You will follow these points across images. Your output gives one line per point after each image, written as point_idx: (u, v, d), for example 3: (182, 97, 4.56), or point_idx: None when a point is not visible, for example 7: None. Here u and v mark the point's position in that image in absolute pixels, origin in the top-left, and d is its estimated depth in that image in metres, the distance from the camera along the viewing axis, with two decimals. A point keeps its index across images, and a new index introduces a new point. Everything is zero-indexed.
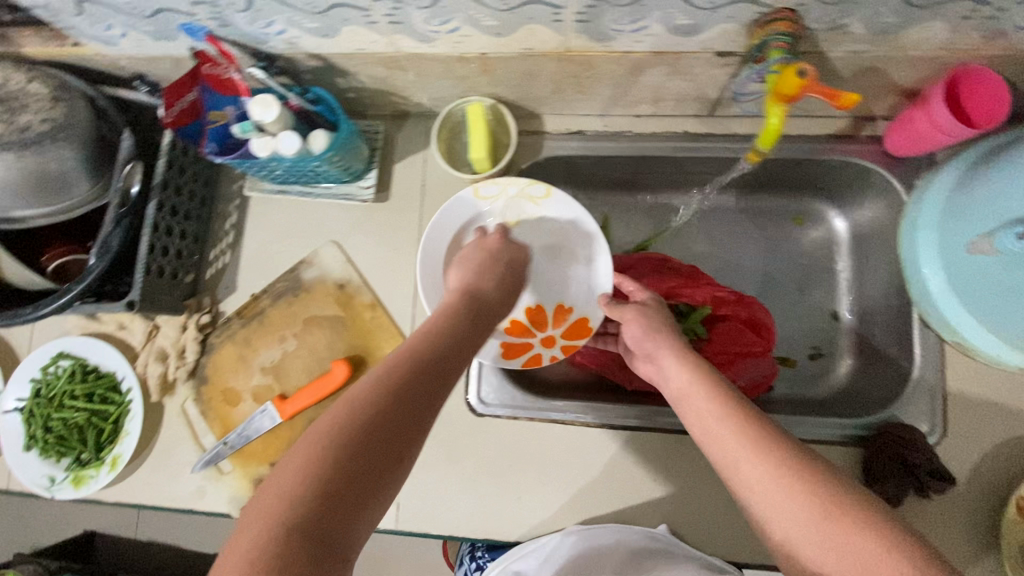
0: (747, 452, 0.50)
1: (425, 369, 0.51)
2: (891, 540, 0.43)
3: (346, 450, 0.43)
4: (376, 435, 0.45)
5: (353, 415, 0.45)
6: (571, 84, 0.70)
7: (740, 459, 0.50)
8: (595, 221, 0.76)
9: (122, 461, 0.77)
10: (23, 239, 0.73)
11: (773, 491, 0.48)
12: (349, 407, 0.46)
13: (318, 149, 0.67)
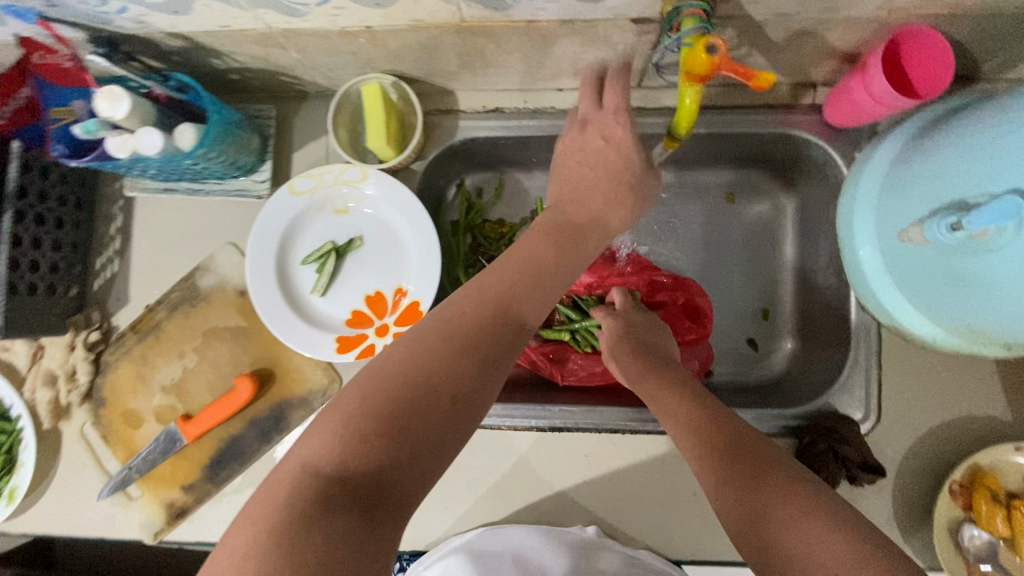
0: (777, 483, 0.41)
1: (458, 361, 0.43)
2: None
3: (372, 447, 0.38)
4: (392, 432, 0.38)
5: (385, 399, 0.39)
6: (477, 57, 0.63)
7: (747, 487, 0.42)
8: (413, 197, 0.68)
9: (19, 493, 0.71)
10: None
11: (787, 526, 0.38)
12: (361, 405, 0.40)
13: (187, 145, 0.59)
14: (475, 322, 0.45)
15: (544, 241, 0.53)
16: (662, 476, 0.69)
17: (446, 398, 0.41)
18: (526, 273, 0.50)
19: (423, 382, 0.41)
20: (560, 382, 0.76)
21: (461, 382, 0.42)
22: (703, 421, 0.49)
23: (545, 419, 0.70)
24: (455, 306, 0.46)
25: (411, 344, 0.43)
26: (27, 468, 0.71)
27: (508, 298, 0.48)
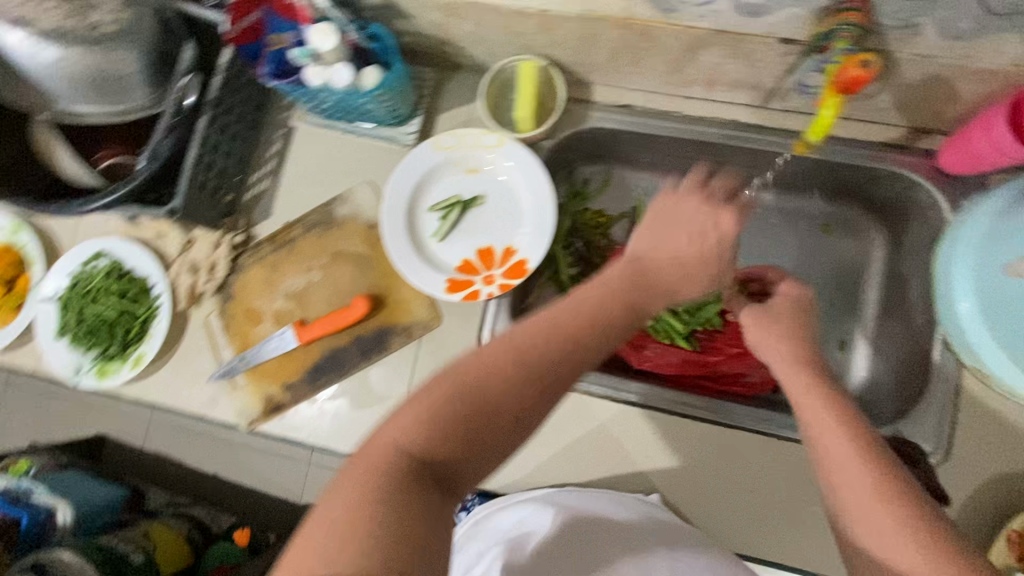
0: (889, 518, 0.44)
1: (531, 366, 0.46)
2: None
3: (464, 442, 0.42)
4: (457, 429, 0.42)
5: (458, 413, 0.42)
6: (627, 54, 0.70)
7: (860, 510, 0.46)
8: (542, 167, 0.75)
9: (145, 360, 0.81)
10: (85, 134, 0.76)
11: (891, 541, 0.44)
12: (431, 398, 0.43)
13: (367, 85, 0.68)
14: (553, 338, 0.47)
15: (622, 283, 0.53)
16: (721, 467, 0.72)
17: (509, 415, 0.44)
18: (609, 299, 0.51)
19: (497, 393, 0.44)
20: (634, 366, 0.81)
21: (529, 395, 0.45)
22: (870, 446, 0.47)
23: (621, 390, 0.75)
24: (535, 324, 0.48)
25: (492, 361, 0.45)
26: (156, 340, 0.80)
27: (583, 323, 0.49)
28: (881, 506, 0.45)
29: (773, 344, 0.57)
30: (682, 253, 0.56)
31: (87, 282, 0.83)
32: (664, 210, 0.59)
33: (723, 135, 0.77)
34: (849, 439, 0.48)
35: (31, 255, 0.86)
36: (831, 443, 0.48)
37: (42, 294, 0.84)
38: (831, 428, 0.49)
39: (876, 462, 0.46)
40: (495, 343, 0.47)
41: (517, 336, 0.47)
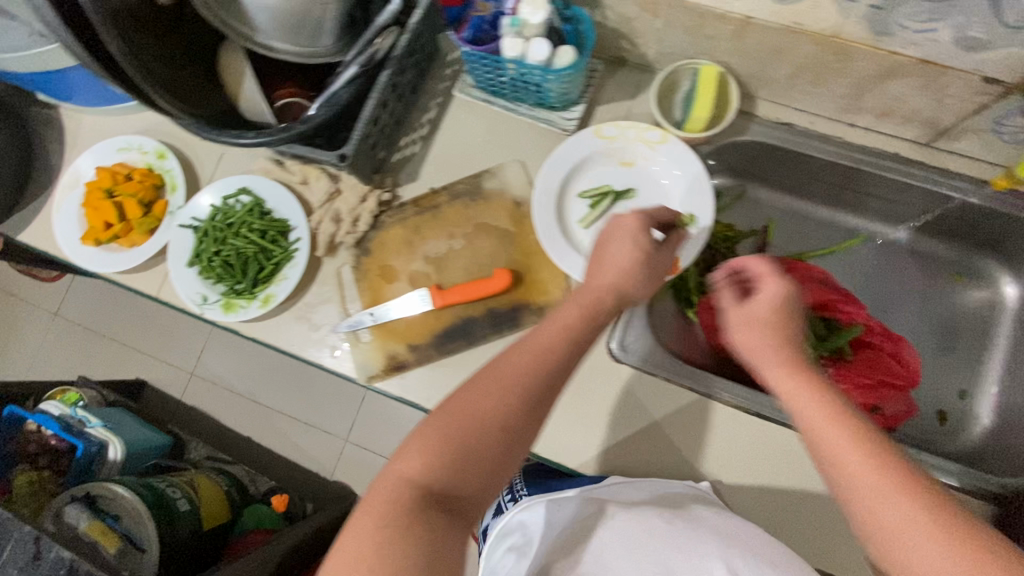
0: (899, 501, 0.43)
1: (504, 412, 0.51)
2: None
3: (483, 475, 0.49)
4: (440, 458, 0.49)
5: (439, 452, 0.49)
6: (812, 72, 0.71)
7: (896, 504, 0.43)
8: (703, 170, 0.75)
9: (274, 301, 0.81)
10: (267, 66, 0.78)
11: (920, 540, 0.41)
12: (424, 442, 0.50)
13: (560, 64, 0.69)
14: (548, 368, 0.54)
15: (565, 326, 0.58)
16: None
17: (495, 426, 0.51)
18: (574, 326, 0.57)
19: (479, 406, 0.51)
20: (760, 382, 0.81)
21: (514, 415, 0.51)
22: (864, 441, 0.46)
23: (754, 403, 0.73)
24: (551, 358, 0.55)
25: (473, 385, 0.53)
26: (291, 282, 0.80)
27: (552, 348, 0.55)
28: (915, 515, 0.42)
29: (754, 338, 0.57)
30: (627, 270, 0.62)
31: (227, 216, 0.83)
32: (608, 231, 0.65)
33: (883, 167, 0.78)
34: (826, 425, 0.48)
35: (172, 183, 0.87)
36: (828, 439, 0.47)
37: (179, 222, 0.85)
38: (823, 424, 0.48)
39: (866, 454, 0.45)
40: (484, 372, 0.54)
41: (503, 364, 0.54)
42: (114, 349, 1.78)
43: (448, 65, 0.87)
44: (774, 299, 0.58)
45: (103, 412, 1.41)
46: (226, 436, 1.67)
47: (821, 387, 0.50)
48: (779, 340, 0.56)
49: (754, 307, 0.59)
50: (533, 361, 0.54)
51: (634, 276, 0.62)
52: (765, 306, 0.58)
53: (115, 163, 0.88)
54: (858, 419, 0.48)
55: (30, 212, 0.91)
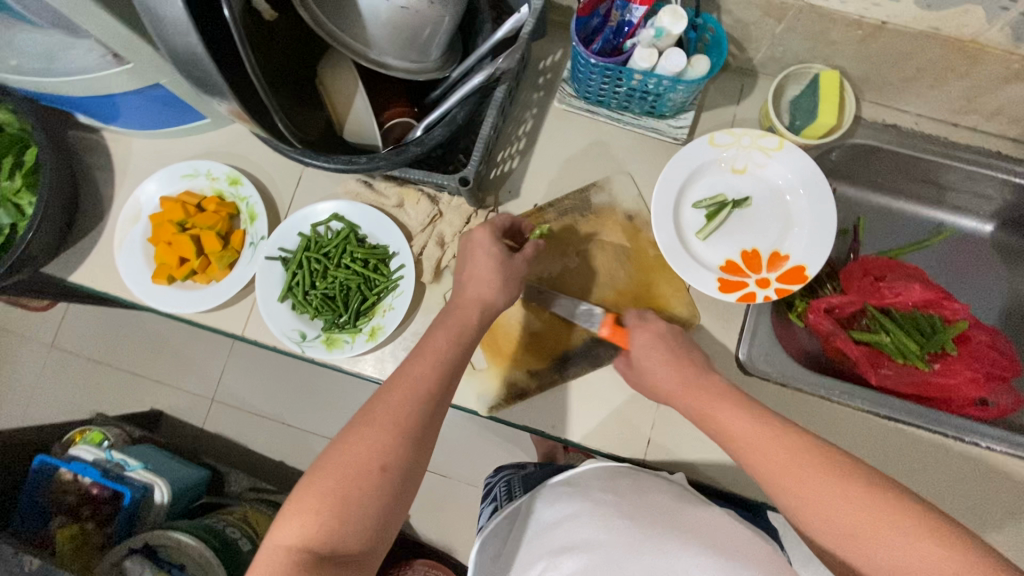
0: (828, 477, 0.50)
1: (386, 448, 0.53)
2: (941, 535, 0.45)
3: (376, 516, 0.51)
4: (338, 507, 0.50)
5: (328, 490, 0.51)
6: (932, 75, 0.72)
7: (804, 480, 0.51)
8: (824, 175, 0.74)
9: (383, 333, 0.75)
10: (372, 85, 0.73)
11: (846, 504, 0.49)
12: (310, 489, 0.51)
13: (694, 74, 0.67)
14: (418, 406, 0.56)
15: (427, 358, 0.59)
16: (973, 485, 0.76)
17: (375, 466, 0.52)
18: (450, 359, 0.60)
19: (357, 452, 0.53)
20: (873, 381, 0.82)
21: (392, 455, 0.53)
22: (843, 478, 0.50)
23: (884, 407, 0.77)
24: (415, 394, 0.57)
25: (359, 425, 0.55)
26: (401, 312, 0.75)
27: (433, 391, 0.58)
28: (828, 483, 0.50)
29: (659, 370, 0.65)
30: (488, 281, 0.65)
31: (321, 245, 0.77)
32: (467, 246, 0.69)
33: (988, 165, 0.79)
34: (789, 457, 0.53)
35: (249, 211, 0.80)
36: (785, 469, 0.52)
37: (265, 254, 0.78)
38: (785, 467, 0.53)
39: (812, 454, 0.52)
40: (362, 412, 0.56)
41: (380, 404, 0.56)
42: (122, 381, 1.64)
43: (541, 74, 0.83)
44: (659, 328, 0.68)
45: (135, 451, 1.31)
46: (257, 464, 1.57)
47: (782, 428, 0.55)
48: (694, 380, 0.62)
49: (655, 349, 0.66)
50: (407, 400, 0.56)
51: (496, 284, 0.66)
52: (664, 342, 0.67)
53: (181, 192, 0.80)
54: (786, 444, 0.53)
55: (81, 248, 0.82)
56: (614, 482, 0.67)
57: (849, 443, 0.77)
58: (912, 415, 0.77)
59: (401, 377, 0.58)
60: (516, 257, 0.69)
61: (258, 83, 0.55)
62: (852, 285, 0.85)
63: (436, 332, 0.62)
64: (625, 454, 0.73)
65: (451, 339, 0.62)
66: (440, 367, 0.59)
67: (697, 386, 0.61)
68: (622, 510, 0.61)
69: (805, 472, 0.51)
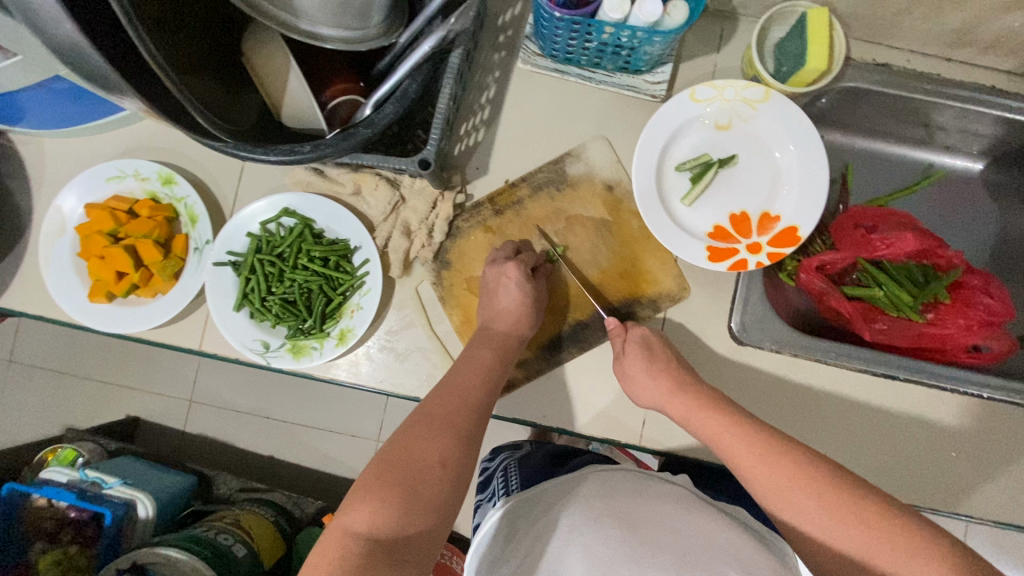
0: (768, 461, 0.55)
1: (447, 442, 0.53)
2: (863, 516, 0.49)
3: (439, 505, 0.50)
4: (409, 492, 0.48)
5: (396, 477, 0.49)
6: (928, 7, 0.65)
7: (752, 463, 0.55)
8: (814, 127, 0.69)
9: (353, 336, 0.69)
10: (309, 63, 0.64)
11: (782, 485, 0.53)
12: (373, 478, 0.49)
13: (672, 23, 0.60)
14: (474, 415, 0.57)
15: (474, 372, 0.61)
16: (970, 436, 0.75)
17: (435, 462, 0.51)
18: (494, 372, 0.62)
19: (416, 448, 0.52)
20: (867, 338, 0.79)
21: (452, 452, 0.52)
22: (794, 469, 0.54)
23: (879, 364, 0.73)
24: (467, 402, 0.58)
25: (416, 425, 0.54)
26: (370, 312, 0.69)
27: (484, 402, 0.59)
28: (770, 469, 0.54)
29: (632, 380, 0.65)
30: (518, 315, 0.66)
31: (273, 245, 0.70)
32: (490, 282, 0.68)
33: (987, 100, 0.74)
34: (749, 450, 0.56)
35: (189, 213, 0.72)
36: (739, 458, 0.56)
37: (212, 260, 0.71)
38: (742, 456, 0.56)
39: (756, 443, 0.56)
40: (418, 413, 0.56)
41: (433, 406, 0.57)
42: (90, 390, 1.56)
43: (501, 31, 0.74)
44: (638, 335, 0.67)
45: (114, 466, 1.26)
46: (244, 462, 1.53)
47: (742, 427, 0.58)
48: (653, 379, 0.64)
49: (629, 355, 0.66)
50: (462, 406, 0.57)
51: (524, 318, 0.66)
52: (637, 351, 0.66)
53: (109, 197, 0.71)
54: (742, 438, 0.57)
55: (5, 268, 0.74)
56: (615, 486, 0.61)
57: (849, 404, 0.75)
58: (913, 371, 0.73)
59: (446, 386, 0.59)
60: (540, 286, 0.69)
61: (159, 70, 0.46)
62: (843, 239, 0.81)
63: (473, 350, 0.64)
64: (622, 440, 0.70)
65: (472, 362, 0.62)
66: (484, 380, 0.60)
67: (658, 379, 0.63)
68: (624, 517, 0.53)
69: (750, 457, 0.56)
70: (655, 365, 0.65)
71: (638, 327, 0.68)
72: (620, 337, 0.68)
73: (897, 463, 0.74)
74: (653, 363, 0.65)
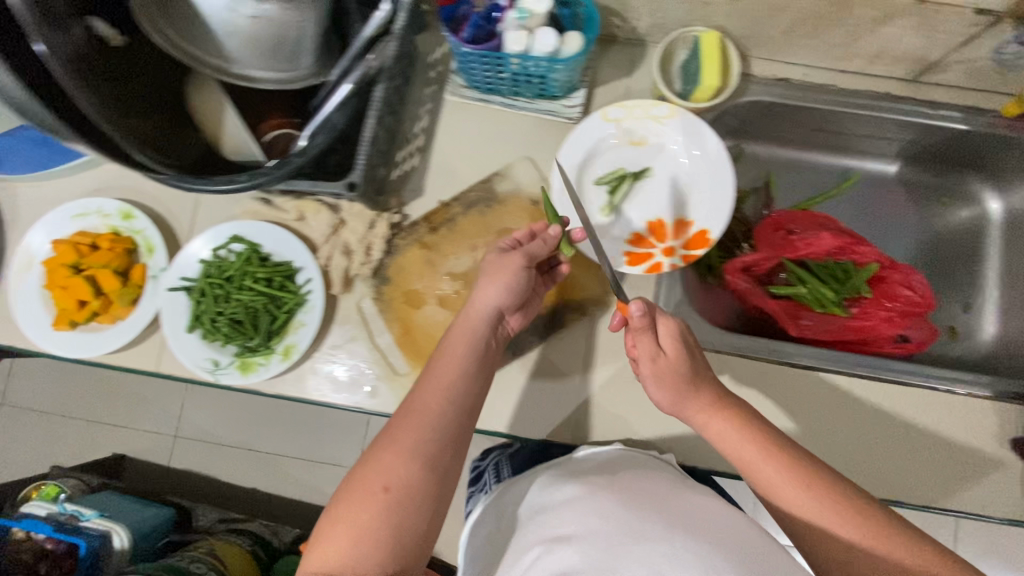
0: (772, 465, 0.56)
1: (418, 445, 0.58)
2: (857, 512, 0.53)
3: (420, 498, 0.56)
4: (387, 501, 0.55)
5: (370, 493, 0.55)
6: (809, 25, 0.72)
7: (761, 467, 0.57)
8: (718, 139, 0.74)
9: (297, 351, 0.75)
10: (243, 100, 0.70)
11: (789, 490, 0.55)
12: (355, 492, 0.56)
13: (568, 51, 0.66)
14: (430, 432, 0.59)
15: (450, 363, 0.64)
16: (902, 424, 0.74)
17: (378, 488, 0.56)
18: (458, 380, 0.63)
19: (365, 477, 0.57)
20: (794, 333, 0.83)
21: (424, 455, 0.58)
22: (802, 468, 0.56)
23: (799, 355, 0.77)
24: (419, 418, 0.60)
25: (372, 452, 0.59)
26: (313, 327, 0.75)
27: (444, 416, 0.61)
28: (780, 475, 0.56)
29: (666, 390, 0.63)
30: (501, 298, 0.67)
31: (221, 270, 0.76)
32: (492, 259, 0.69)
33: (876, 107, 0.80)
34: (757, 455, 0.57)
35: (147, 244, 0.78)
36: (758, 470, 0.57)
37: (167, 285, 0.76)
38: (757, 461, 0.57)
39: (768, 452, 0.57)
40: (378, 437, 0.60)
41: (408, 409, 0.61)
42: (76, 430, 1.60)
43: (432, 67, 0.82)
44: (672, 333, 0.62)
45: (95, 501, 1.29)
46: (225, 495, 1.54)
47: (759, 433, 0.59)
48: (690, 389, 0.62)
49: (668, 357, 0.62)
50: (415, 426, 0.59)
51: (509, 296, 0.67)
52: (677, 354, 0.62)
53: (74, 233, 0.78)
54: (767, 453, 0.57)
55: None
56: (615, 471, 0.62)
57: (786, 401, 0.75)
58: (831, 363, 0.77)
59: (423, 384, 0.63)
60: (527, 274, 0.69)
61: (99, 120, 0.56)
62: (766, 241, 0.86)
63: (440, 357, 0.64)
64: (557, 438, 0.73)
65: (461, 355, 0.64)
66: (462, 373, 0.64)
67: (699, 391, 0.62)
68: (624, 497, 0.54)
69: (754, 460, 0.57)
70: (697, 377, 0.62)
71: (669, 322, 0.64)
72: (649, 335, 0.62)
73: (830, 454, 0.74)
74: (694, 370, 0.62)
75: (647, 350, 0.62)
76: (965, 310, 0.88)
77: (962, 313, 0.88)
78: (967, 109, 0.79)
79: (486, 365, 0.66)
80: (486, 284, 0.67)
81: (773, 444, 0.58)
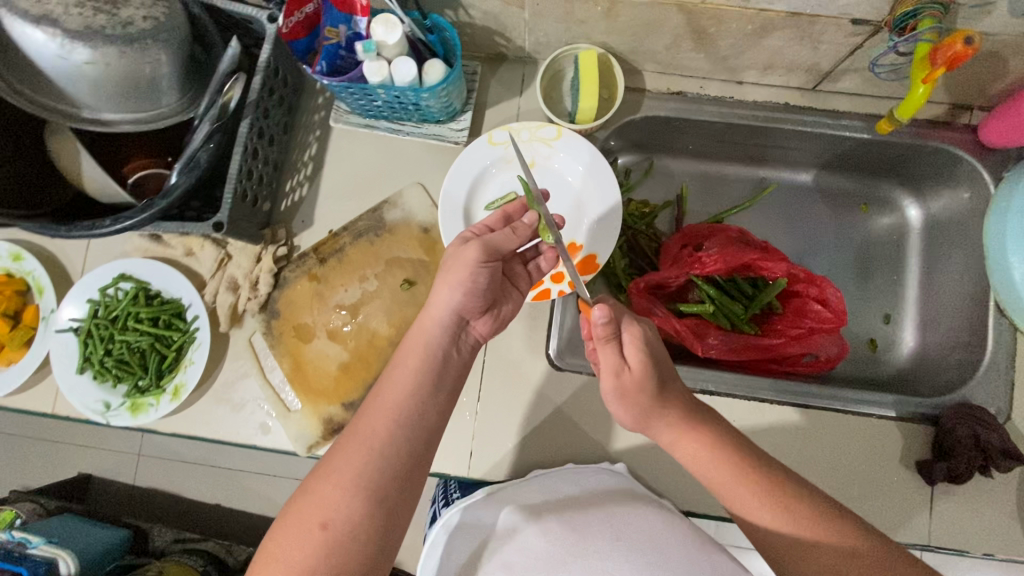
0: (728, 477, 0.54)
1: (366, 471, 0.51)
2: (803, 517, 0.51)
3: (365, 531, 0.49)
4: (331, 535, 0.48)
5: (311, 528, 0.48)
6: (690, 39, 0.70)
7: (722, 481, 0.55)
8: (604, 160, 0.73)
9: (185, 390, 0.72)
10: (103, 141, 0.71)
11: (750, 502, 0.53)
12: (293, 527, 0.49)
13: (430, 81, 0.65)
14: (380, 456, 0.52)
15: (404, 378, 0.57)
16: (800, 448, 0.73)
17: (317, 523, 0.49)
18: (414, 394, 0.56)
19: (304, 511, 0.50)
20: (699, 354, 0.78)
21: (370, 482, 0.50)
22: (768, 491, 0.53)
23: (698, 380, 0.75)
24: (366, 441, 0.52)
25: (312, 481, 0.51)
26: (200, 366, 0.72)
27: (394, 438, 0.53)
28: (737, 488, 0.54)
29: (621, 403, 0.58)
30: (459, 297, 0.59)
31: (109, 310, 0.75)
32: (449, 256, 0.61)
33: (775, 119, 0.78)
34: (732, 477, 0.54)
35: (37, 285, 0.78)
36: (721, 484, 0.55)
37: (56, 327, 0.76)
38: (735, 485, 0.54)
39: (725, 463, 0.55)
40: (321, 463, 0.53)
41: (354, 430, 0.54)
42: None
43: (320, 93, 0.81)
44: (639, 342, 0.56)
45: (45, 526, 1.16)
46: None
47: (722, 447, 0.56)
48: (656, 407, 0.57)
49: (632, 373, 0.56)
50: (359, 450, 0.52)
51: (470, 295, 0.59)
52: (643, 367, 0.56)
53: None
54: (724, 463, 0.55)
55: None
56: (552, 484, 0.68)
57: None
58: (731, 385, 0.75)
59: (374, 401, 0.55)
60: (489, 271, 0.60)
61: None
62: (671, 258, 0.82)
63: (392, 368, 0.58)
64: (448, 469, 0.73)
65: (417, 369, 0.58)
66: (420, 388, 0.56)
67: (665, 406, 0.57)
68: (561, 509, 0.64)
69: (712, 472, 0.56)
70: (665, 390, 0.57)
71: (636, 330, 0.57)
72: (614, 345, 0.56)
73: None
74: (661, 382, 0.56)
75: (610, 364, 0.56)
76: (885, 320, 0.85)
77: (881, 324, 0.85)
78: (869, 117, 0.77)
79: (446, 381, 0.58)
80: (444, 285, 0.59)
81: (730, 450, 0.56)
